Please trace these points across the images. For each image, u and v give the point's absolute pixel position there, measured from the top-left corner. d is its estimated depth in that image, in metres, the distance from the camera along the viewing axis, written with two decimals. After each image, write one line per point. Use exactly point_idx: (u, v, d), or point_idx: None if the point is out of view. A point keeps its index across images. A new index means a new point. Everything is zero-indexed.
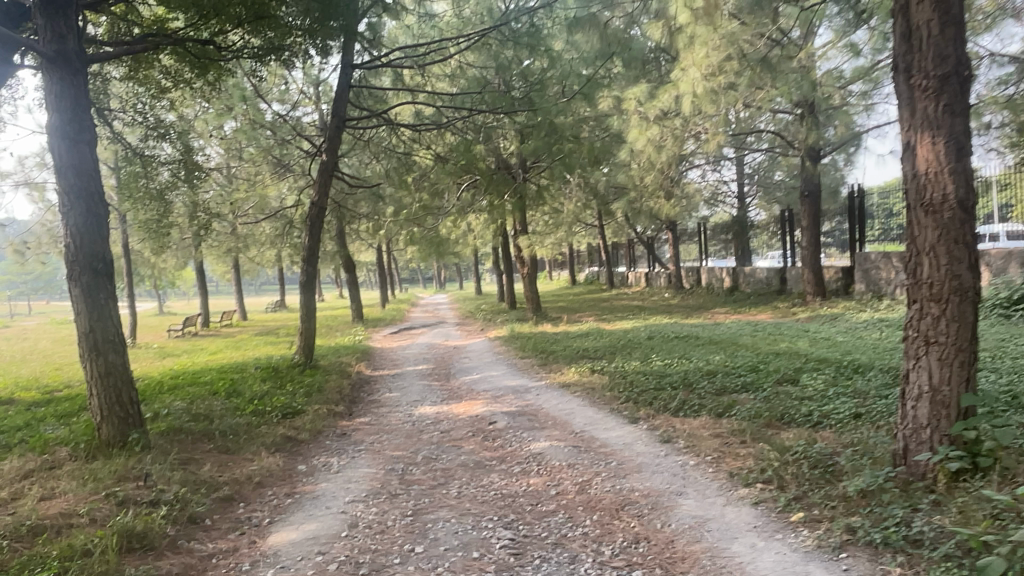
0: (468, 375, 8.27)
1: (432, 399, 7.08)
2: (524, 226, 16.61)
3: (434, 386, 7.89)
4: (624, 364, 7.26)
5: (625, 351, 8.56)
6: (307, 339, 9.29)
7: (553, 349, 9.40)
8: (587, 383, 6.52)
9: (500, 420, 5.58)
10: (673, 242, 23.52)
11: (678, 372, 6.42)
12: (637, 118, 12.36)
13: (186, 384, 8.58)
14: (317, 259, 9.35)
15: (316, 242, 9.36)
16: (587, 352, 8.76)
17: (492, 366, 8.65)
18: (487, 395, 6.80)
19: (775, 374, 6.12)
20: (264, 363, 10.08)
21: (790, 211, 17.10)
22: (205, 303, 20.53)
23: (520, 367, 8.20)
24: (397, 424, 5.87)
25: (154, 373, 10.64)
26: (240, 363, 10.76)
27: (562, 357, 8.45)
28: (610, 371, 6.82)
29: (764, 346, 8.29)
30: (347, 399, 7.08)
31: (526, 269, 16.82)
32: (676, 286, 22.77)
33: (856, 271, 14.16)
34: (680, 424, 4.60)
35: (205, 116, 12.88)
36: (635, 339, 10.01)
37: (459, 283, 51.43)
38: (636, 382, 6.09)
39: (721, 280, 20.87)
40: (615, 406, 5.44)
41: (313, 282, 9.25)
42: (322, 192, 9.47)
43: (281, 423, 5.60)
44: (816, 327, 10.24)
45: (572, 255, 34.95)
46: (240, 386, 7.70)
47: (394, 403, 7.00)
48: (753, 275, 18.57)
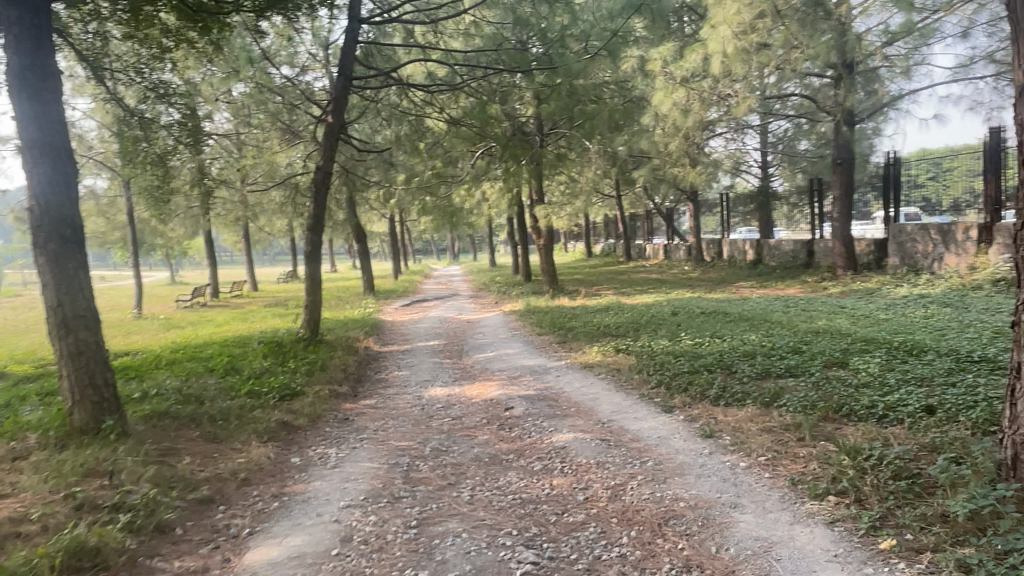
0: (482, 352, 7.74)
1: (443, 379, 6.57)
2: (541, 196, 15.98)
3: (445, 364, 7.37)
4: (652, 342, 6.71)
5: (649, 328, 7.99)
6: (312, 312, 8.79)
7: (572, 325, 8.85)
8: (612, 364, 5.97)
9: (517, 406, 5.06)
10: (694, 213, 22.78)
11: (713, 353, 5.86)
12: (663, 80, 11.65)
13: (184, 359, 8.11)
14: (322, 227, 8.82)
15: (321, 210, 8.82)
16: (610, 329, 8.21)
17: (507, 343, 8.11)
18: (502, 376, 6.26)
19: (821, 357, 5.56)
20: (268, 337, 9.60)
21: (820, 180, 16.36)
22: (214, 273, 20.11)
23: (538, 345, 7.67)
24: (404, 408, 5.37)
25: (155, 346, 10.22)
26: (244, 336, 10.29)
27: (584, 334, 7.91)
28: (637, 351, 6.26)
29: (801, 325, 7.69)
30: (353, 379, 6.58)
31: (542, 240, 16.24)
32: (696, 259, 22.08)
33: (890, 245, 13.46)
34: (723, 416, 4.06)
35: (210, 79, 12.29)
36: (659, 315, 9.44)
37: (473, 254, 50.94)
38: (668, 364, 5.54)
39: (744, 252, 20.16)
40: (645, 392, 4.90)
41: (317, 252, 8.73)
42: (328, 157, 8.90)
43: (278, 407, 5.11)
44: (853, 304, 9.61)
45: (588, 227, 34.24)
46: (241, 362, 7.24)
47: (403, 383, 6.50)
48: (778, 248, 17.85)
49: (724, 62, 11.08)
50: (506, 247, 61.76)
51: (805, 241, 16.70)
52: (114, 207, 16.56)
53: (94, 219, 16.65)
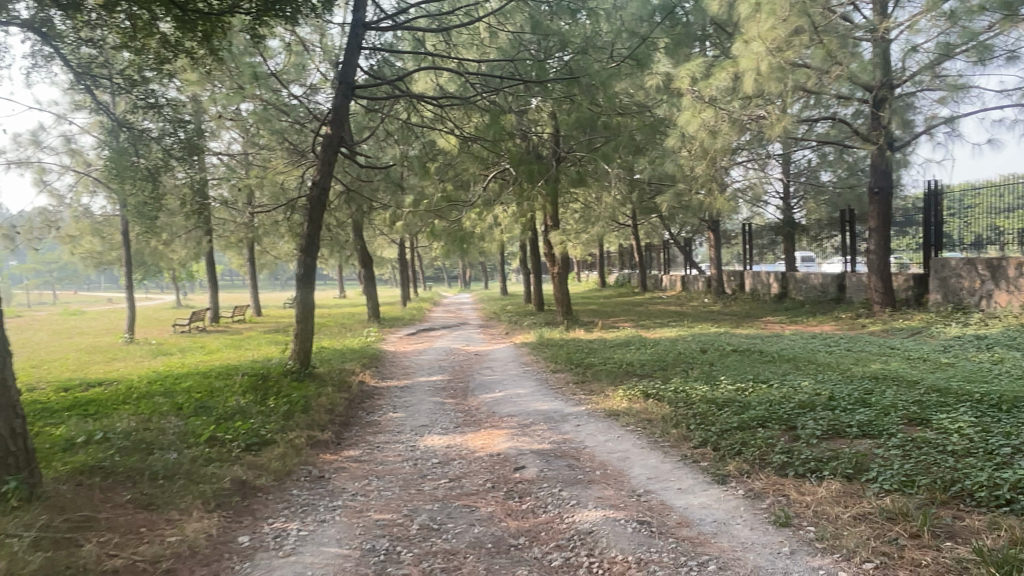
0: (490, 392, 6.81)
1: (444, 423, 5.66)
2: (556, 221, 15.19)
3: (448, 405, 6.47)
4: (688, 387, 5.80)
5: (680, 368, 7.09)
6: (302, 342, 7.95)
7: (590, 362, 7.95)
8: (642, 412, 5.05)
9: (530, 465, 4.15)
10: (714, 243, 21.89)
11: (764, 403, 4.96)
12: (691, 99, 10.87)
13: (157, 393, 7.27)
14: (317, 249, 8.00)
15: (316, 228, 7.99)
16: (634, 368, 7.30)
17: (517, 381, 7.21)
18: (512, 423, 5.35)
19: (895, 412, 4.64)
20: (256, 367, 8.75)
21: (852, 211, 15.47)
22: (215, 297, 19.34)
23: (554, 385, 6.77)
24: (394, 463, 4.47)
25: (134, 376, 9.38)
26: (232, 366, 9.43)
27: (605, 372, 7.01)
28: (670, 397, 5.35)
29: (854, 368, 6.75)
30: (337, 421, 5.70)
31: (557, 269, 15.40)
32: (717, 292, 21.14)
33: (931, 280, 12.50)
34: (798, 496, 3.15)
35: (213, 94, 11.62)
36: (686, 353, 8.52)
37: (484, 283, 50.14)
38: (712, 415, 4.63)
39: (768, 286, 19.22)
40: (689, 454, 3.98)
41: (310, 276, 7.91)
42: (325, 171, 8.07)
43: (240, 460, 4.24)
44: (903, 344, 8.66)
45: (602, 257, 33.39)
46: (215, 399, 6.39)
47: (396, 428, 5.60)
48: (806, 281, 16.90)
49: (757, 81, 10.32)
50: (518, 276, 60.90)
51: (836, 274, 15.75)
52: (110, 225, 15.84)
53: (90, 238, 16.00)
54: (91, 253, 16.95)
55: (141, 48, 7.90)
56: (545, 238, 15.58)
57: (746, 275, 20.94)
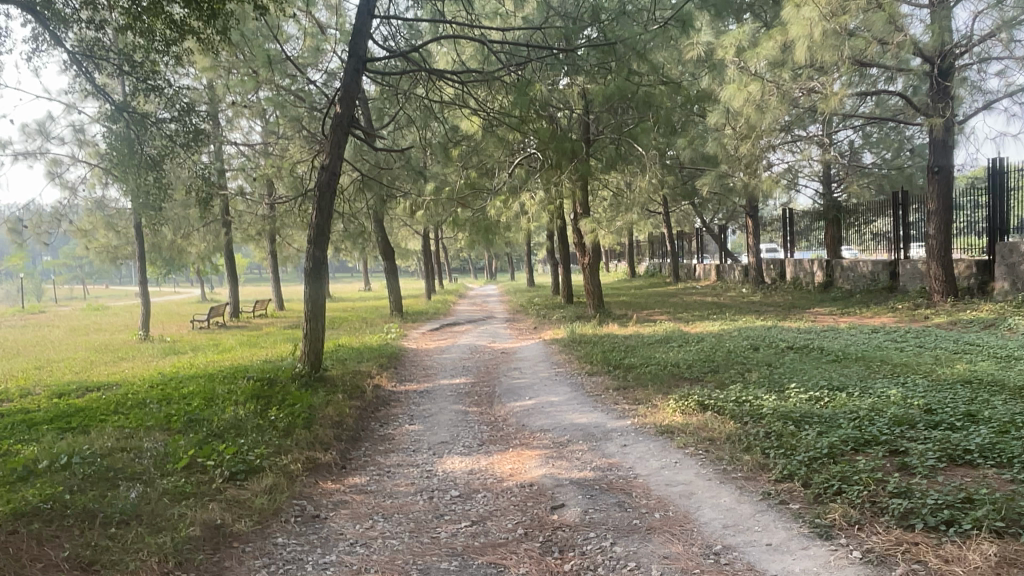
0: (519, 399, 6.03)
1: (467, 438, 4.91)
2: (587, 209, 14.34)
3: (471, 415, 5.72)
4: (751, 396, 4.96)
5: (735, 371, 6.28)
6: (312, 342, 7.23)
7: (631, 362, 7.17)
8: (702, 431, 4.22)
9: (573, 502, 3.36)
10: (752, 231, 20.90)
11: (850, 419, 4.11)
12: (734, 72, 9.98)
13: (154, 401, 6.61)
14: (328, 239, 7.23)
15: (326, 217, 7.22)
16: (682, 371, 6.47)
17: (550, 385, 6.42)
18: (546, 441, 4.55)
19: (1019, 430, 3.77)
20: (264, 370, 8.07)
21: (906, 193, 14.48)
22: (235, 292, 18.83)
23: (591, 390, 5.96)
24: (405, 494, 3.72)
25: (137, 379, 8.75)
26: (241, 367, 8.77)
27: (649, 376, 6.19)
28: (734, 411, 4.52)
29: (938, 371, 5.85)
30: (344, 437, 4.96)
31: (588, 259, 14.60)
32: (755, 281, 20.17)
33: (998, 267, 11.43)
34: (938, 567, 2.33)
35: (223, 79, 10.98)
36: (736, 351, 7.67)
37: (510, 274, 49.47)
38: (792, 436, 3.80)
39: (811, 274, 18.22)
40: (772, 491, 3.17)
41: (320, 269, 7.15)
42: (335, 154, 7.28)
43: (220, 495, 3.51)
44: (983, 338, 7.70)
45: (632, 246, 32.41)
46: (211, 410, 5.69)
47: (412, 445, 4.85)
48: (854, 269, 15.88)
49: (810, 49, 9.37)
50: (545, 266, 60.24)
51: (888, 261, 14.69)
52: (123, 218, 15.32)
53: (104, 232, 15.51)
54: (107, 247, 16.50)
55: (147, 27, 7.51)
56: (574, 227, 14.75)
57: (787, 263, 19.89)
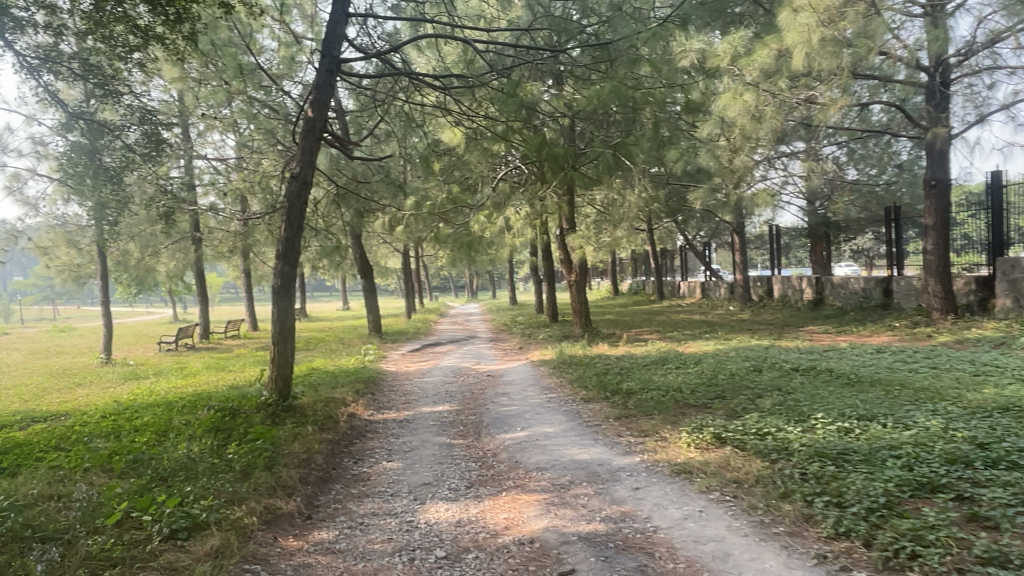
0: (510, 430, 5.44)
1: (454, 479, 4.31)
2: (573, 224, 13.85)
3: (458, 449, 5.12)
4: (772, 428, 4.41)
5: (745, 397, 5.76)
6: (280, 367, 6.58)
7: (630, 386, 6.63)
8: (726, 472, 3.66)
9: (586, 565, 2.79)
10: (738, 247, 20.57)
11: (895, 458, 3.58)
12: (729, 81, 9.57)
13: (101, 435, 5.92)
14: (298, 255, 6.60)
15: (295, 231, 6.59)
16: (687, 398, 5.92)
17: (543, 414, 5.84)
18: (544, 483, 3.97)
19: None
20: (229, 397, 7.40)
21: (898, 208, 14.02)
22: (206, 312, 18.07)
23: (590, 420, 5.39)
24: (382, 555, 3.12)
25: (91, 407, 8.04)
26: (205, 394, 8.08)
27: (652, 403, 5.63)
28: (758, 447, 3.97)
29: (967, 396, 5.36)
30: (312, 479, 4.34)
31: (574, 276, 14.09)
32: (743, 299, 19.80)
33: (999, 283, 11.09)
34: None
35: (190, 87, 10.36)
36: (740, 374, 7.15)
37: (491, 292, 48.98)
38: (837, 482, 3.25)
39: (800, 291, 17.89)
40: (827, 555, 2.61)
41: (289, 288, 6.51)
42: (306, 162, 6.66)
43: (153, 563, 2.88)
44: (1001, 358, 7.24)
45: (615, 263, 32.02)
46: (163, 447, 5.04)
47: (391, 488, 4.25)
48: (846, 286, 15.54)
49: (809, 56, 8.99)
50: (526, 284, 59.87)
51: (881, 278, 14.34)
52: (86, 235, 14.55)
53: (66, 250, 14.71)
54: (70, 266, 15.69)
55: (108, 30, 6.91)
56: (560, 244, 14.25)
57: (775, 280, 19.55)
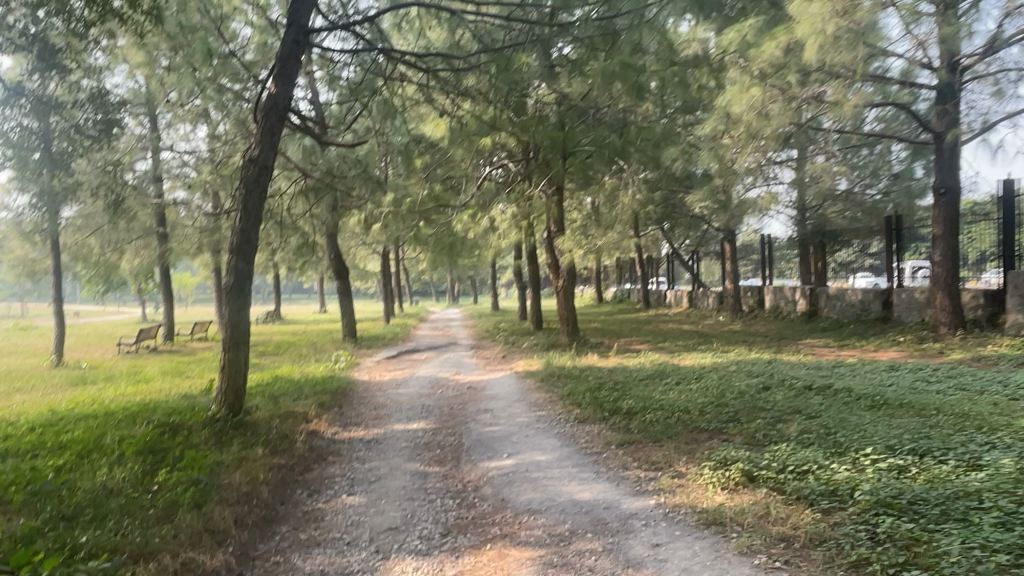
0: (494, 457, 4.65)
1: (429, 520, 3.53)
2: (561, 227, 13.14)
3: (432, 479, 4.34)
4: (812, 465, 3.68)
5: (764, 421, 5.03)
6: (231, 377, 5.76)
7: (630, 404, 5.88)
8: (769, 527, 2.92)
9: None
10: (728, 256, 20.00)
11: (982, 511, 2.87)
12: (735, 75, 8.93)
13: (16, 454, 5.06)
14: (254, 250, 5.78)
15: (252, 221, 5.77)
16: (697, 421, 5.16)
17: (532, 436, 5.07)
18: (538, 532, 3.20)
19: None
20: (175, 409, 6.55)
21: (898, 218, 13.52)
22: (171, 312, 17.09)
23: (588, 446, 4.63)
24: None
25: (20, 416, 7.14)
26: (152, 405, 7.21)
27: (659, 427, 4.87)
28: (803, 492, 3.23)
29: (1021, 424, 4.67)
30: (251, 520, 3.53)
31: (562, 282, 13.37)
32: (733, 309, 19.21)
33: (1011, 297, 10.52)
34: None
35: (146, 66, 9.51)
36: (750, 392, 6.44)
37: (473, 298, 48.11)
38: (923, 549, 2.51)
39: (794, 303, 17.34)
40: None
41: (243, 287, 5.69)
42: (266, 144, 5.86)
43: None
44: None
45: (600, 271, 31.34)
46: (78, 473, 4.19)
47: (349, 531, 3.46)
48: (843, 298, 14.99)
49: (822, 49, 8.37)
50: (508, 291, 59.09)
51: (880, 290, 13.77)
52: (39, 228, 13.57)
53: (18, 243, 13.72)
54: (23, 261, 14.67)
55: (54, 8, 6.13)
56: (547, 247, 13.52)
57: (766, 291, 18.96)
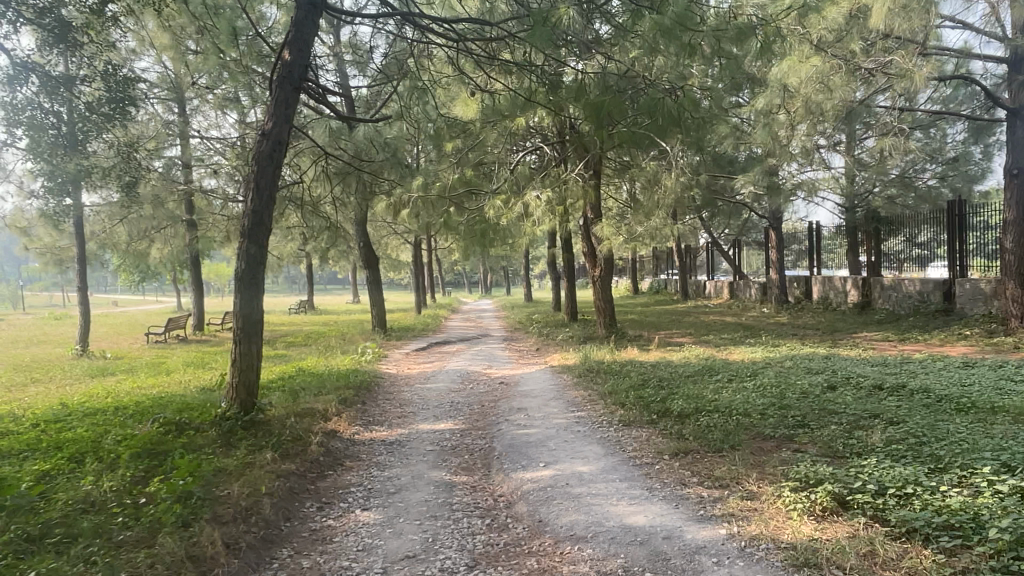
0: (530, 466, 4.09)
1: (453, 547, 2.98)
2: (598, 213, 12.50)
3: (459, 492, 3.79)
4: (915, 486, 3.04)
5: (839, 429, 4.38)
6: (242, 374, 5.27)
7: (681, 405, 5.26)
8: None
9: None
10: (773, 245, 19.09)
11: None
12: None
13: (8, 454, 4.64)
14: (267, 234, 5.28)
15: (265, 202, 5.27)
16: (760, 427, 4.52)
17: (572, 442, 4.49)
18: (584, 569, 2.64)
19: None
20: (187, 405, 6.11)
21: (962, 203, 12.59)
22: (200, 301, 16.84)
23: (637, 455, 4.04)
24: None
25: (29, 410, 6.77)
26: (166, 399, 6.79)
27: (718, 434, 4.25)
28: (913, 526, 2.61)
29: None
30: (247, 544, 3.03)
31: (599, 271, 12.73)
32: (778, 301, 18.36)
33: None
34: None
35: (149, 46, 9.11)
36: (815, 393, 5.77)
37: (506, 289, 47.59)
38: None
39: (843, 294, 16.44)
40: None
41: (254, 273, 5.20)
42: (280, 117, 5.36)
43: None
44: None
45: (635, 261, 30.50)
46: (63, 480, 3.73)
47: (360, 558, 2.94)
48: (899, 289, 14.10)
49: (890, 13, 7.61)
50: (541, 282, 58.43)
51: (941, 280, 12.87)
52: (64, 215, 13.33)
53: (45, 230, 13.52)
54: (51, 249, 14.47)
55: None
56: (583, 234, 12.88)
57: (814, 282, 18.04)
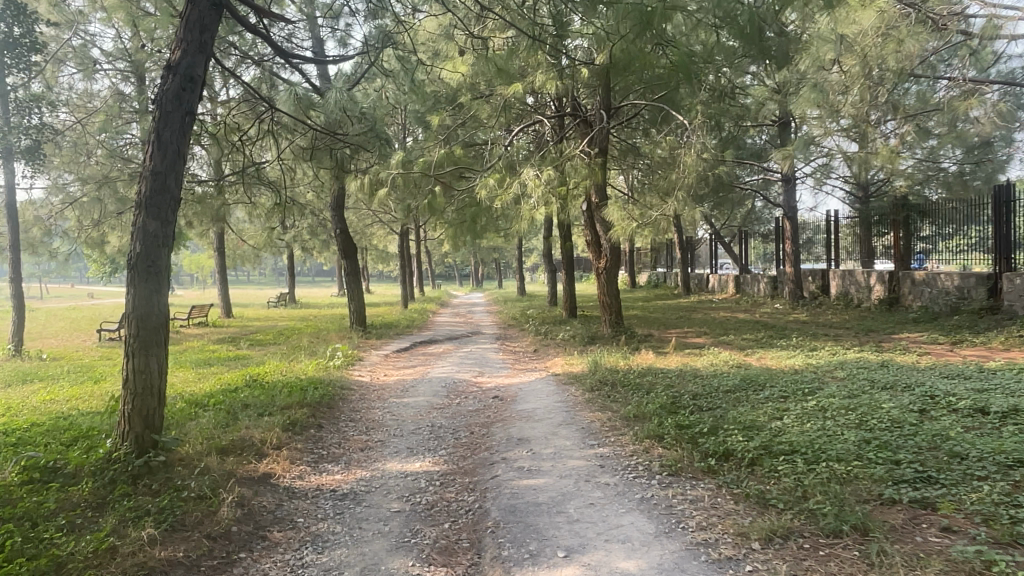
0: (540, 552, 2.68)
1: None
2: (602, 197, 11.04)
3: None
4: None
5: (996, 490, 2.96)
6: (136, 401, 3.80)
7: (743, 443, 3.82)
8: None
9: None
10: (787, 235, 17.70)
11: None
12: None
13: None
14: (172, 202, 3.83)
15: (172, 162, 3.83)
16: (874, 486, 3.11)
17: (598, 508, 3.06)
18: None
19: None
20: (82, 434, 4.64)
21: (1011, 187, 11.03)
22: None
23: (707, 540, 2.63)
24: None
25: None
26: (67, 421, 5.31)
27: (823, 501, 2.85)
28: None
29: None
30: None
31: (603, 262, 11.28)
32: (792, 296, 16.97)
33: None
34: None
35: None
36: (910, 421, 4.35)
37: (497, 283, 45.92)
38: None
39: (867, 289, 15.06)
40: None
41: (153, 256, 3.74)
42: (193, 43, 3.92)
43: None
44: None
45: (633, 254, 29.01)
46: None
47: None
48: (935, 284, 12.73)
49: None
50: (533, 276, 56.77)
51: (985, 274, 11.50)
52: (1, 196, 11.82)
53: None
54: None
55: None
56: (587, 222, 11.44)
57: (832, 275, 16.66)
